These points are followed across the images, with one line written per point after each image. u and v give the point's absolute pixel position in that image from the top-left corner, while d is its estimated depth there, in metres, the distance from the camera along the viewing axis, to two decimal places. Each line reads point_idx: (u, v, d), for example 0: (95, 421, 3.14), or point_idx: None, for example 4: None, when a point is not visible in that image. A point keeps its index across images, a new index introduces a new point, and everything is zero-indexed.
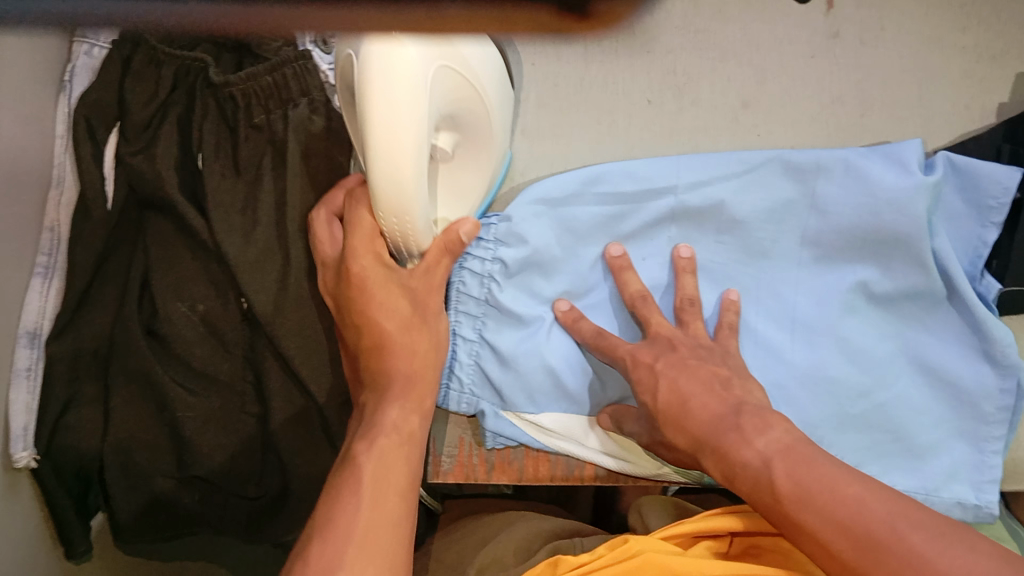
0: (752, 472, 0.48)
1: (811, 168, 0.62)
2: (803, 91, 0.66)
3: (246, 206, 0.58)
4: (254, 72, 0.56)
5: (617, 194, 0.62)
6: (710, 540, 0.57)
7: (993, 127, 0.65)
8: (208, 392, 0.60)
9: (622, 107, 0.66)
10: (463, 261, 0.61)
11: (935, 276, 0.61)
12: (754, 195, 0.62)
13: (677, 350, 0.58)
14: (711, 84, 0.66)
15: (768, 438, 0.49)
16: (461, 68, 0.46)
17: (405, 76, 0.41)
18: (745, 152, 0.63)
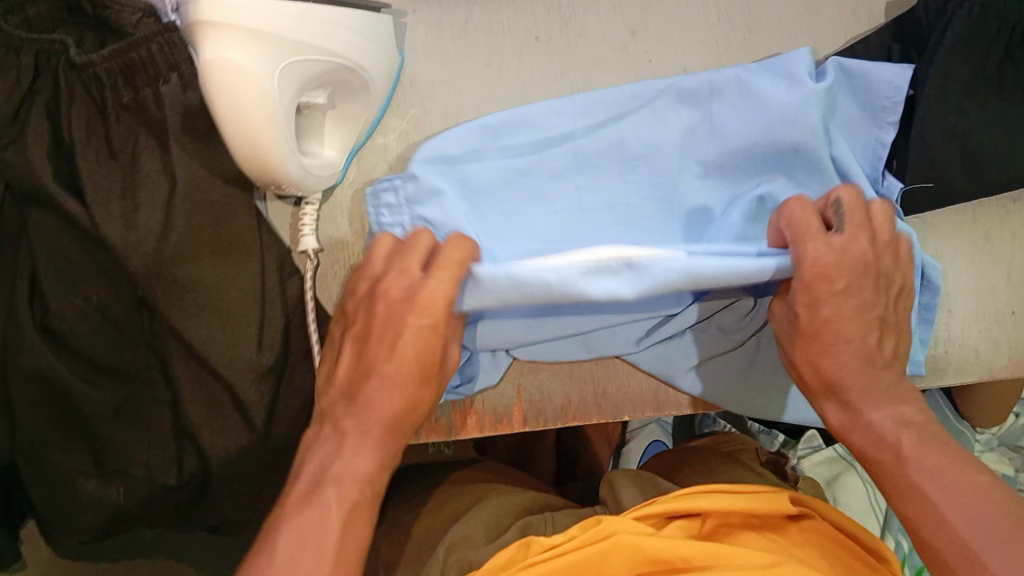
0: (876, 431, 0.51)
1: (703, 92, 0.61)
2: (689, 12, 0.66)
3: (125, 189, 0.55)
4: (118, 48, 0.52)
5: (517, 143, 0.61)
6: (683, 519, 0.56)
7: (881, 29, 0.65)
8: (113, 383, 0.59)
9: (509, 47, 0.65)
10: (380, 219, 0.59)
11: (839, 181, 0.60)
12: (650, 126, 0.61)
13: (868, 272, 0.53)
14: (596, 15, 0.65)
15: (897, 411, 0.51)
16: (313, 58, 0.48)
17: (234, 84, 0.45)
18: (638, 84, 0.62)
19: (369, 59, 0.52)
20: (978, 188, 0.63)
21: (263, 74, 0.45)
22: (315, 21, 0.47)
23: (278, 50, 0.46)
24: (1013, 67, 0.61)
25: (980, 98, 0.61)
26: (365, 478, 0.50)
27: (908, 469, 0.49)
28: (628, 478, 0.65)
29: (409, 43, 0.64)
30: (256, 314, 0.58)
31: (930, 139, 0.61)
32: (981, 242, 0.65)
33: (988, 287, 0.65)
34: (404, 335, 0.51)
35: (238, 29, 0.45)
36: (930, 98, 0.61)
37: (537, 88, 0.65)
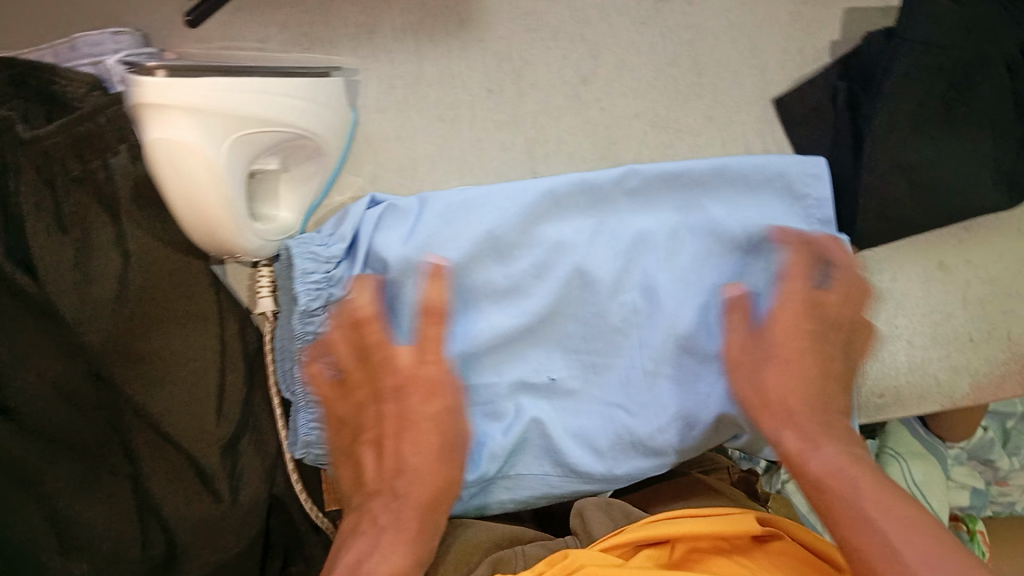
0: (824, 464, 0.54)
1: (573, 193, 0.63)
2: (635, 60, 0.66)
3: (79, 262, 0.53)
4: (64, 123, 0.51)
5: (400, 228, 0.61)
6: (653, 549, 0.56)
7: (827, 68, 0.66)
8: (72, 459, 0.56)
9: (463, 101, 0.65)
10: (302, 316, 0.58)
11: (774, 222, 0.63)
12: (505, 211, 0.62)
13: (835, 330, 0.61)
14: (548, 65, 0.66)
15: (832, 452, 0.54)
16: (264, 126, 0.48)
17: (182, 162, 0.45)
18: (426, 201, 0.62)
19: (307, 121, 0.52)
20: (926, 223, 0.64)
21: (210, 143, 0.45)
22: (266, 94, 0.47)
23: (224, 120, 0.46)
24: (961, 104, 0.62)
25: (930, 134, 0.62)
26: (400, 558, 0.51)
27: (855, 511, 0.50)
28: (599, 506, 0.62)
29: (363, 99, 0.64)
30: (214, 381, 0.57)
31: (880, 177, 0.62)
32: (935, 271, 0.66)
33: (946, 316, 0.66)
34: (423, 446, 0.55)
35: (184, 109, 0.44)
36: (880, 132, 0.62)
37: (491, 140, 0.66)
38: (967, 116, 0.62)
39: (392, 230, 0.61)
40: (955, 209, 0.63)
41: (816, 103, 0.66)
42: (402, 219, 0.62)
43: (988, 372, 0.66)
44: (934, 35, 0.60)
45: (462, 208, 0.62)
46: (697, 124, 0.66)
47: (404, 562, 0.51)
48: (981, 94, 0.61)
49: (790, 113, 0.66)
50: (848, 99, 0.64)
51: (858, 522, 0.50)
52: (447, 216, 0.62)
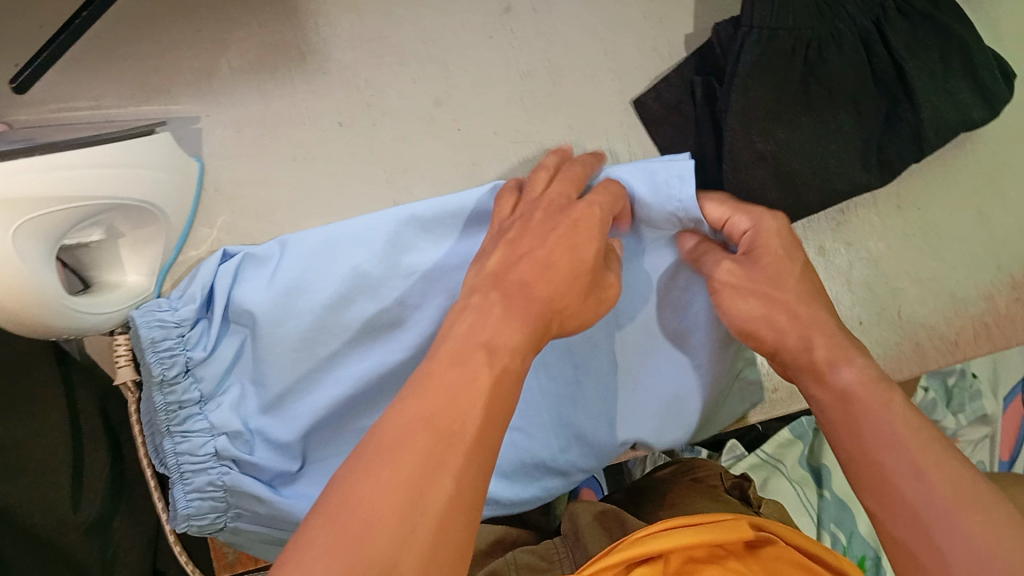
0: (837, 396, 0.48)
1: (434, 220, 0.58)
2: (491, 74, 0.64)
3: None
4: None
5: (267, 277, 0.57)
6: (644, 567, 0.52)
7: (684, 62, 0.64)
8: None
9: (313, 136, 0.62)
10: (162, 385, 0.54)
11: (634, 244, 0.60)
12: (370, 246, 0.58)
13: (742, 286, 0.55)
14: (399, 91, 0.63)
15: (850, 371, 0.48)
16: (55, 204, 0.46)
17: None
18: (290, 242, 0.58)
19: (112, 188, 0.49)
20: (803, 211, 0.61)
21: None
22: (53, 171, 0.45)
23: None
24: (814, 83, 0.60)
25: (789, 119, 0.59)
26: (506, 358, 0.41)
27: (851, 418, 0.46)
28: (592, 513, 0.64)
29: (209, 147, 0.61)
30: (66, 462, 0.55)
31: (744, 166, 0.59)
32: (816, 257, 0.65)
33: (834, 300, 0.65)
34: (552, 232, 0.49)
35: None
36: (738, 126, 0.58)
37: (348, 175, 0.63)
38: (825, 96, 0.60)
39: (246, 288, 0.57)
40: (827, 188, 0.60)
41: (676, 101, 0.64)
42: (265, 267, 0.58)
43: (882, 354, 0.65)
44: (767, 19, 0.57)
45: (325, 246, 0.58)
46: (559, 134, 0.64)
47: (440, 449, 0.36)
48: (833, 68, 0.59)
49: (651, 112, 0.64)
50: (705, 92, 0.63)
51: (889, 467, 0.43)
52: (311, 256, 0.57)
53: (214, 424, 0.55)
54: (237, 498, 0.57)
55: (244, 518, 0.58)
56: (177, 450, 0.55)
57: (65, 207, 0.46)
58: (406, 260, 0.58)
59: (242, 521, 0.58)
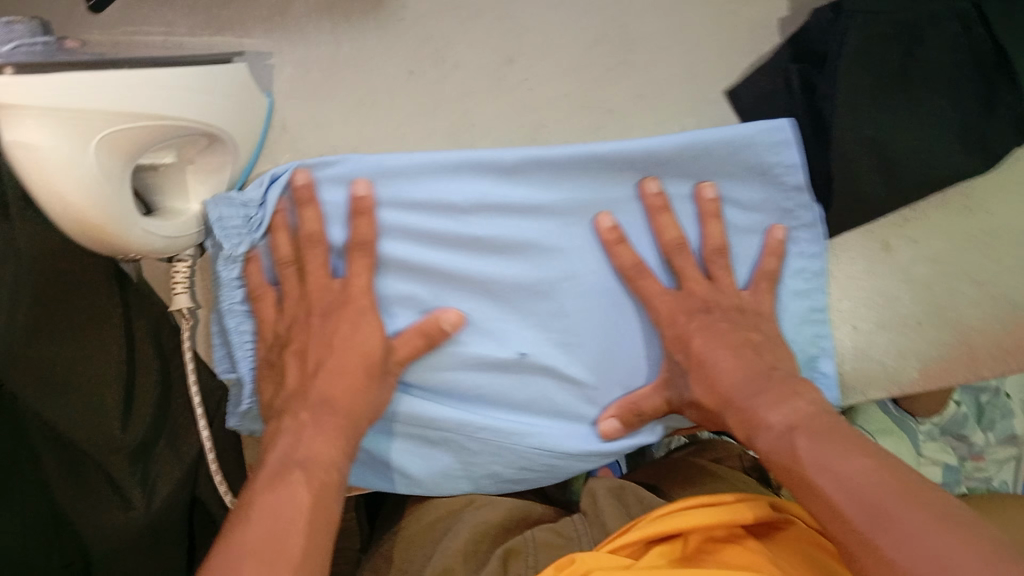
0: (775, 435, 0.55)
1: (541, 161, 0.57)
2: (564, 37, 0.62)
3: None
4: None
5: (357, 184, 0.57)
6: (664, 545, 0.57)
7: (779, 49, 0.62)
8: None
9: (381, 83, 0.61)
10: (224, 262, 0.58)
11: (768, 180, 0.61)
12: (464, 183, 0.58)
13: (711, 309, 0.62)
14: (469, 45, 0.61)
15: (788, 409, 0.56)
16: (138, 122, 0.45)
17: (47, 164, 0.43)
18: (389, 155, 0.56)
19: (194, 113, 0.48)
20: (894, 199, 0.61)
21: (60, 153, 0.43)
22: (139, 88, 0.45)
23: (74, 127, 0.43)
24: (916, 68, 0.59)
25: (888, 104, 0.59)
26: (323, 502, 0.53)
27: (802, 464, 0.52)
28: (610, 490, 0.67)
29: (278, 84, 0.61)
30: (118, 386, 0.56)
31: (850, 154, 0.59)
32: (880, 253, 0.64)
33: (892, 299, 0.64)
34: (347, 329, 0.58)
35: (42, 114, 0.42)
36: (843, 113, 0.59)
37: (412, 125, 0.62)
38: (926, 84, 0.59)
39: (331, 193, 0.58)
40: (925, 180, 0.60)
41: (767, 91, 0.62)
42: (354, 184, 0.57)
43: (936, 357, 0.65)
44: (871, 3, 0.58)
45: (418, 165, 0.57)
46: (630, 104, 0.63)
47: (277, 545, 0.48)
48: (936, 58, 0.58)
49: (744, 103, 0.62)
50: (801, 82, 0.62)
51: (816, 471, 0.51)
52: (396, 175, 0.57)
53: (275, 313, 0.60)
54: None
55: None
56: (238, 328, 0.60)
57: (144, 128, 0.46)
58: (498, 187, 0.58)
59: None
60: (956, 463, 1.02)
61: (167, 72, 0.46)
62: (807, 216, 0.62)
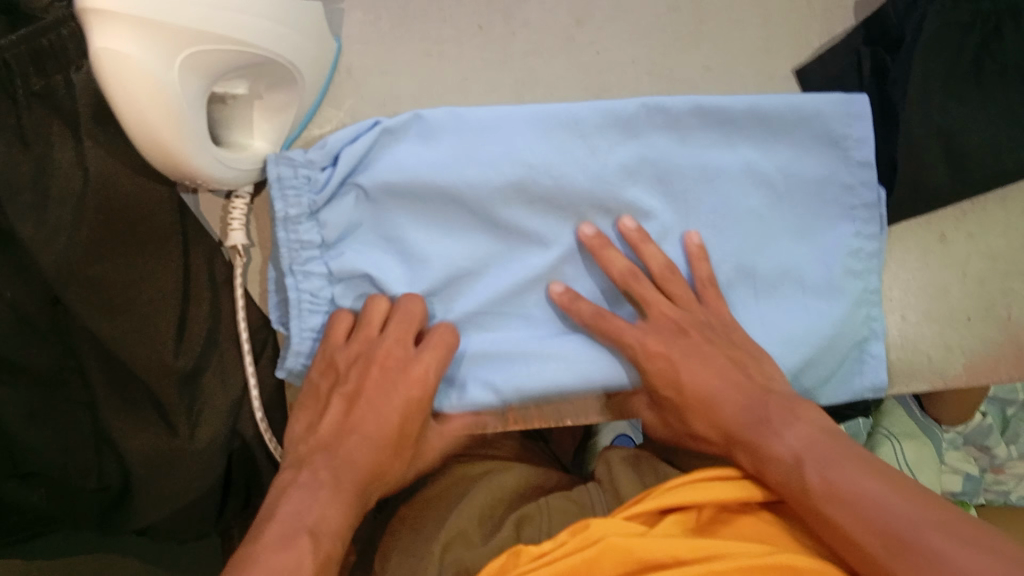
0: (785, 465, 0.51)
1: (630, 115, 0.58)
2: (635, 3, 0.62)
3: (38, 182, 0.52)
4: (25, 34, 0.48)
5: (433, 139, 0.57)
6: (678, 514, 0.55)
7: (853, 31, 0.63)
8: (21, 382, 0.56)
9: (450, 35, 0.61)
10: (285, 224, 0.56)
11: (826, 154, 0.62)
12: (541, 138, 0.57)
13: (687, 334, 0.59)
14: (541, 3, 0.62)
15: (796, 433, 0.52)
16: (220, 45, 0.46)
17: (132, 75, 0.44)
18: (464, 109, 0.57)
19: (274, 46, 0.49)
20: (963, 190, 0.60)
21: (145, 61, 0.44)
22: (228, 12, 0.45)
23: (163, 39, 0.44)
24: (991, 61, 0.59)
25: (959, 94, 0.59)
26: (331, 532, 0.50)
27: (831, 492, 0.48)
28: (626, 462, 0.67)
29: (347, 29, 0.60)
30: (170, 313, 0.57)
31: (916, 144, 0.59)
32: (935, 243, 0.64)
33: (943, 290, 0.64)
34: (385, 395, 0.56)
35: (134, 24, 0.43)
36: (914, 98, 0.59)
37: (477, 80, 0.62)
38: (998, 78, 0.59)
39: (399, 153, 0.57)
40: (992, 178, 0.60)
41: (839, 72, 0.63)
42: (422, 142, 0.57)
43: (983, 351, 0.65)
44: None
45: (494, 121, 0.57)
46: (696, 75, 0.63)
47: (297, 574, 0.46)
48: (1011, 52, 0.58)
49: (813, 85, 0.63)
50: (872, 67, 0.62)
51: (828, 500, 0.48)
52: (467, 125, 0.57)
53: (332, 273, 0.58)
54: None
55: None
56: (299, 288, 0.57)
57: (230, 54, 0.47)
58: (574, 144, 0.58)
59: None
60: (977, 474, 1.02)
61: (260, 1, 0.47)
62: (861, 198, 0.62)
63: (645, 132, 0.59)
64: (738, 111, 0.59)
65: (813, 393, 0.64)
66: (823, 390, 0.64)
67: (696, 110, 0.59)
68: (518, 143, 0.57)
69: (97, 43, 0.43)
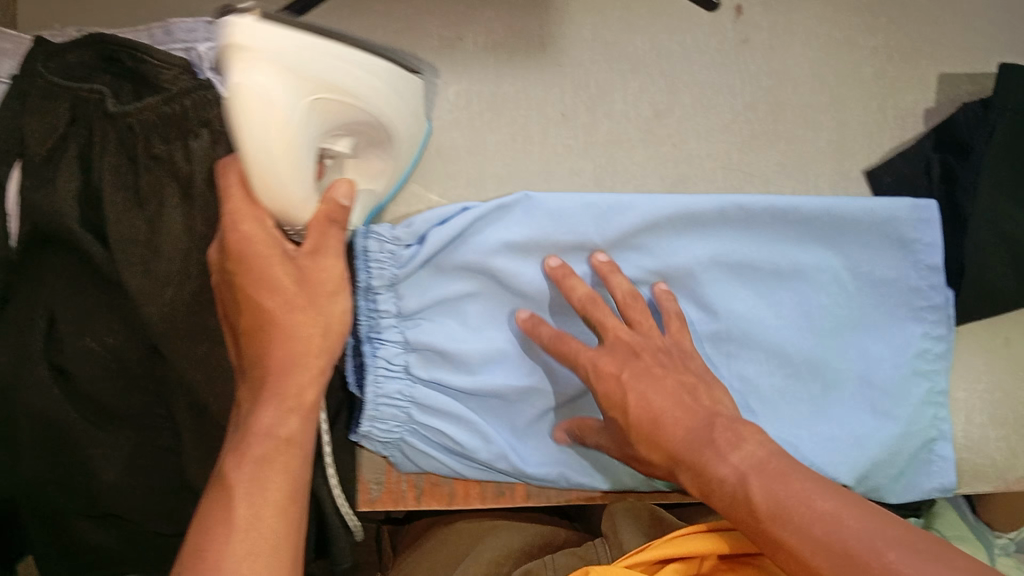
0: (728, 487, 0.49)
1: (707, 210, 0.61)
2: (715, 100, 0.65)
3: (150, 237, 0.56)
4: (150, 103, 0.55)
5: (522, 224, 0.60)
6: (679, 564, 0.58)
7: (923, 137, 0.65)
8: (116, 426, 0.59)
9: (535, 121, 0.65)
10: (368, 295, 0.59)
11: (898, 254, 0.63)
12: (616, 225, 0.60)
13: (639, 356, 0.56)
14: (625, 96, 0.65)
15: (740, 455, 0.50)
16: (338, 93, 0.49)
17: (272, 110, 0.45)
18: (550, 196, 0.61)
19: (375, 104, 0.52)
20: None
21: (285, 99, 0.45)
22: (344, 62, 0.49)
23: (295, 80, 0.46)
24: None
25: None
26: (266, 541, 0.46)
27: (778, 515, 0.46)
28: (627, 511, 0.66)
29: (440, 111, 0.64)
30: None
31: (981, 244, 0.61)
32: (1000, 346, 0.66)
33: (1007, 392, 0.66)
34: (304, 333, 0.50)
35: (270, 59, 0.44)
36: (982, 200, 0.61)
37: (560, 166, 0.65)
38: None
39: (488, 235, 0.60)
40: None
41: (908, 174, 0.65)
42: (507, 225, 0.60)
43: None
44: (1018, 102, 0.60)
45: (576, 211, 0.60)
46: (771, 171, 0.65)
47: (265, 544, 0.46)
48: None
49: (884, 187, 0.65)
50: (942, 172, 0.64)
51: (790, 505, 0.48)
52: (550, 213, 0.60)
53: (407, 340, 0.60)
54: (417, 410, 0.61)
55: (418, 435, 0.61)
56: (375, 356, 0.59)
57: (339, 106, 0.50)
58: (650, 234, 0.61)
59: (422, 444, 0.61)
60: None
61: (368, 57, 0.51)
62: (932, 298, 0.63)
63: (723, 229, 0.62)
64: (812, 213, 0.61)
65: (879, 492, 0.64)
66: (896, 491, 0.65)
67: (772, 209, 0.61)
68: (596, 229, 0.60)
69: (234, 75, 0.44)
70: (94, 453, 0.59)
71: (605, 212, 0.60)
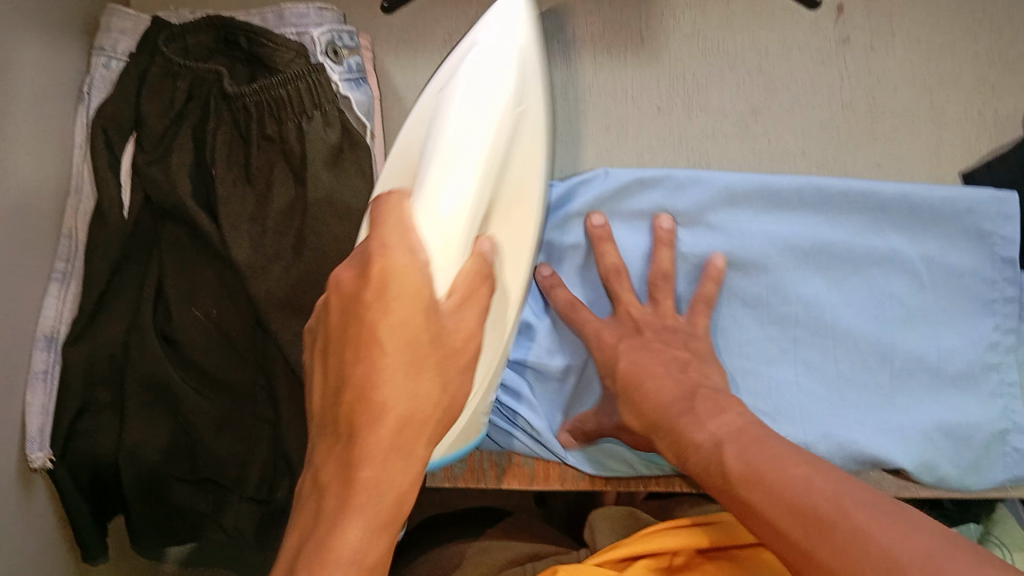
0: (704, 455, 0.46)
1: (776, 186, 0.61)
2: (814, 99, 0.66)
3: (257, 215, 0.58)
4: (267, 84, 0.57)
5: (609, 195, 0.62)
6: (649, 558, 0.56)
7: (1022, 142, 0.64)
8: (219, 395, 0.62)
9: (632, 115, 0.66)
10: None
11: (974, 246, 0.61)
12: (693, 196, 0.61)
13: (642, 333, 0.57)
14: (721, 91, 0.66)
15: (720, 423, 0.46)
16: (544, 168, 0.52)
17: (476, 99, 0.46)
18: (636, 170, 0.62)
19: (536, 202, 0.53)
20: None
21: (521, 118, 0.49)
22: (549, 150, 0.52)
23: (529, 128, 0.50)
24: None
25: None
26: None
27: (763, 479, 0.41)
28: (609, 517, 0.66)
29: None
30: None
31: None
32: None
33: None
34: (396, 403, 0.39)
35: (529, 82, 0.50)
36: None
37: (654, 159, 0.65)
38: None
39: (574, 203, 0.62)
40: None
41: (1008, 178, 0.63)
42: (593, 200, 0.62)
43: None
44: None
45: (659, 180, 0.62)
46: (867, 170, 0.65)
47: None
48: None
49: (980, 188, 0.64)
50: None
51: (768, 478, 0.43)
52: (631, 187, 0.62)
53: None
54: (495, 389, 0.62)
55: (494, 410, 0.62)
56: None
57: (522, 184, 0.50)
58: (722, 209, 0.62)
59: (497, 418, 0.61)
60: None
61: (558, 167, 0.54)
62: (1005, 290, 0.60)
63: (789, 206, 0.61)
64: (880, 194, 0.61)
65: (948, 484, 0.59)
66: (965, 480, 0.59)
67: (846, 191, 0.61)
68: (675, 201, 0.62)
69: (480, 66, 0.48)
70: (197, 419, 0.60)
71: (686, 185, 0.61)
